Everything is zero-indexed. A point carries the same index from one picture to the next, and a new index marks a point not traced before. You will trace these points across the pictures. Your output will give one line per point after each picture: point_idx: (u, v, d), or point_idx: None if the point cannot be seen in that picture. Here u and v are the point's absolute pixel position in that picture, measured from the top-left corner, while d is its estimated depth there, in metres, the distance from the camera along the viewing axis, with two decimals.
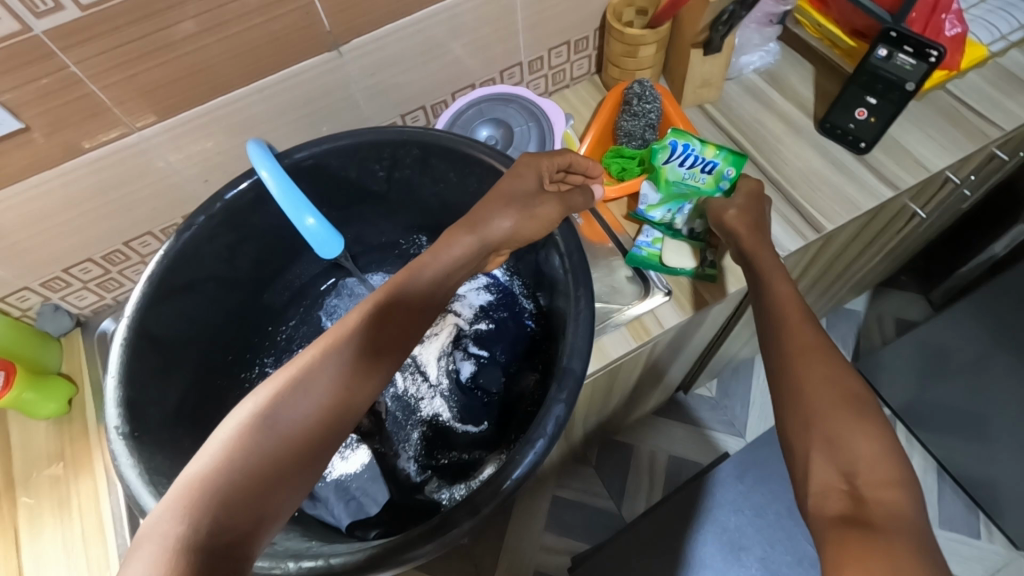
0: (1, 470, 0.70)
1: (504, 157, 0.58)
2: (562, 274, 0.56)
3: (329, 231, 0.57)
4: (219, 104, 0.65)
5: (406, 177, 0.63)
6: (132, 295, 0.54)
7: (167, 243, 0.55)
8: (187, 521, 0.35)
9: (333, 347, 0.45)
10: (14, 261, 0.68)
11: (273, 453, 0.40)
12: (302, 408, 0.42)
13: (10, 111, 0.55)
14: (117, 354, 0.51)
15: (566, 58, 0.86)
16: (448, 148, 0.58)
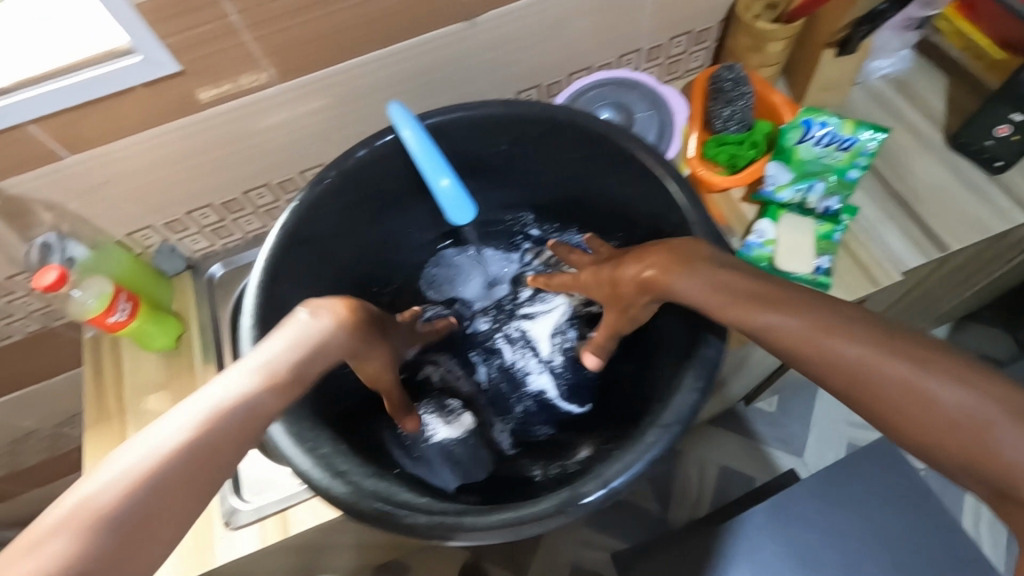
0: (116, 394, 0.75)
1: (637, 139, 0.56)
2: None
3: (464, 195, 0.58)
4: (352, 66, 0.66)
5: (528, 152, 0.63)
6: (265, 243, 0.55)
7: (300, 195, 0.56)
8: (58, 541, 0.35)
9: (261, 376, 0.46)
10: (145, 200, 0.71)
11: (162, 487, 0.39)
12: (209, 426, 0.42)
13: (170, 55, 0.57)
14: (253, 297, 0.54)
15: (684, 48, 0.84)
16: (580, 128, 0.57)
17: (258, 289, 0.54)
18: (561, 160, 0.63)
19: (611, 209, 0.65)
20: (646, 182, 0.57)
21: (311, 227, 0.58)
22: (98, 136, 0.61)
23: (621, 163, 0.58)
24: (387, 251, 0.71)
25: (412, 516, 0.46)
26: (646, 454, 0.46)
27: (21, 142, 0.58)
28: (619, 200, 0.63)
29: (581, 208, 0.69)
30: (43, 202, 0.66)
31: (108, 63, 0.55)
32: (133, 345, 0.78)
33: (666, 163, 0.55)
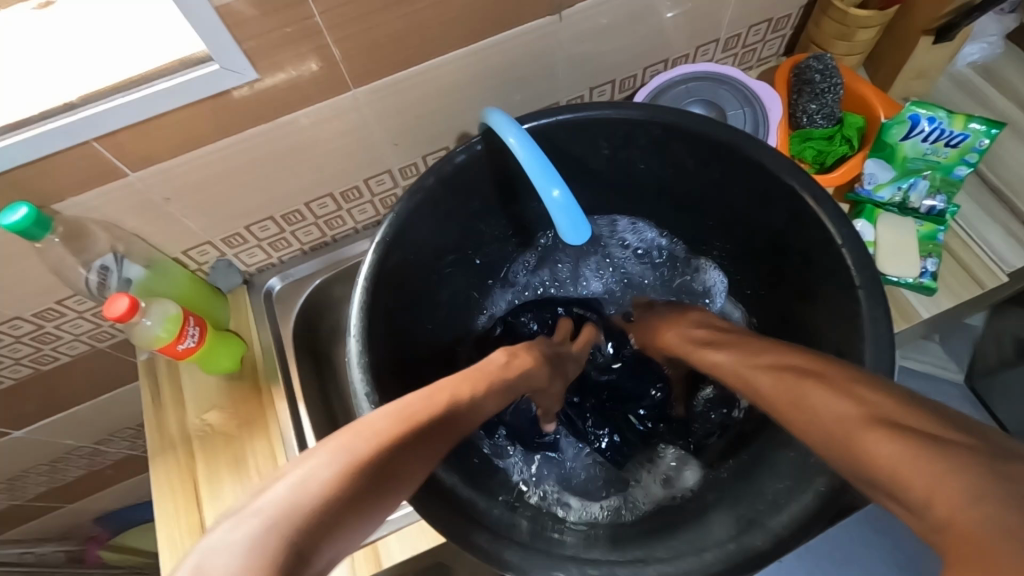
0: (180, 421, 0.72)
1: (765, 146, 0.53)
2: (819, 275, 0.53)
3: (574, 208, 0.53)
4: (431, 66, 0.61)
5: (634, 157, 0.60)
6: (363, 261, 0.53)
7: (397, 205, 0.53)
8: (274, 534, 0.33)
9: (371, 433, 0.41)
10: (206, 216, 0.66)
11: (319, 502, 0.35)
12: (315, 496, 0.35)
13: (248, 59, 0.52)
14: (356, 317, 0.51)
15: (761, 37, 0.79)
16: (696, 134, 0.54)
17: (360, 306, 0.51)
18: (666, 166, 0.60)
19: (724, 215, 0.62)
20: (765, 184, 0.54)
21: (409, 237, 0.56)
22: (166, 150, 0.56)
23: (736, 170, 0.55)
24: (484, 254, 0.68)
25: (563, 570, 0.43)
26: (810, 498, 0.44)
27: (85, 159, 0.53)
28: (737, 208, 0.59)
29: (688, 213, 0.65)
30: (100, 221, 0.61)
31: (184, 71, 0.51)
32: (194, 369, 0.74)
33: (798, 172, 0.52)
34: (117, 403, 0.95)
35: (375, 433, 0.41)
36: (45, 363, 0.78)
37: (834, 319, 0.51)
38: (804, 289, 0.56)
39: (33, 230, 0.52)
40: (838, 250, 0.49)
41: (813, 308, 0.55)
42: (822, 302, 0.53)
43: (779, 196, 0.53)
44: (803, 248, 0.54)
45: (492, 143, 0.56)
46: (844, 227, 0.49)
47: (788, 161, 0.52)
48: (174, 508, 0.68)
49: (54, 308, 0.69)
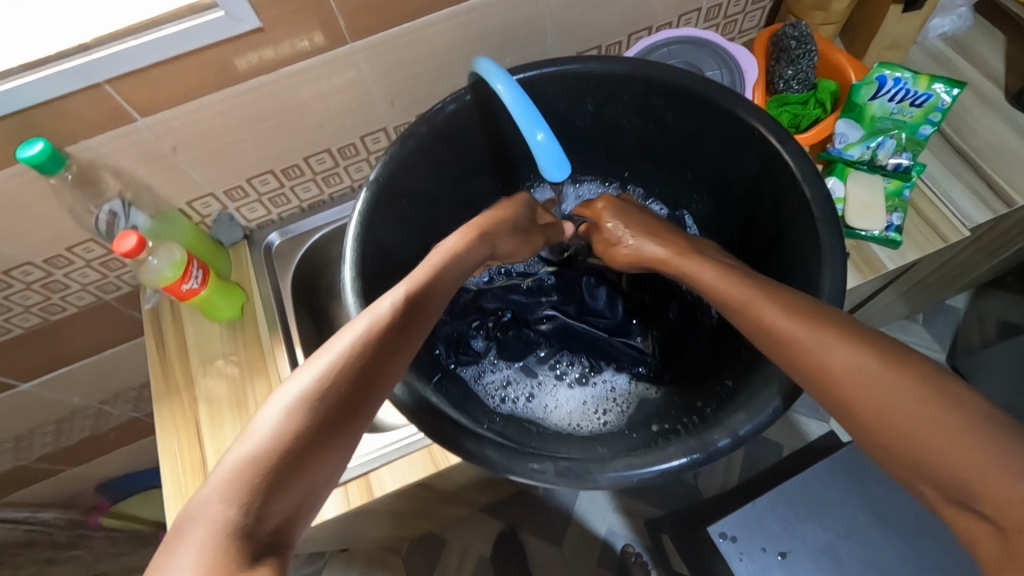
0: (182, 364, 0.75)
1: (735, 95, 0.56)
2: (787, 218, 0.56)
3: (558, 152, 0.56)
4: (425, 24, 0.65)
5: (614, 111, 0.64)
6: (357, 201, 0.56)
7: (391, 148, 0.57)
8: (234, 507, 0.35)
9: (316, 372, 0.40)
10: (210, 167, 0.70)
11: (284, 453, 0.37)
12: (300, 413, 0.38)
13: (252, 8, 0.55)
14: (352, 248, 0.54)
15: (742, 8, 0.83)
16: (670, 85, 0.58)
17: (355, 242, 0.55)
18: (646, 119, 0.64)
19: (701, 167, 0.65)
20: (735, 132, 0.58)
21: (403, 180, 0.59)
22: (172, 96, 0.60)
23: (709, 119, 0.59)
24: (472, 205, 0.72)
25: (537, 463, 0.47)
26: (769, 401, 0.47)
27: (97, 103, 0.57)
28: (712, 159, 0.63)
29: (667, 167, 0.69)
30: (111, 167, 0.64)
31: (193, 19, 0.54)
32: (196, 315, 0.77)
33: (765, 119, 0.55)
34: (122, 361, 0.99)
35: (354, 341, 0.42)
36: (54, 313, 0.82)
37: (797, 254, 0.55)
38: (770, 232, 0.59)
39: (48, 166, 0.54)
40: (801, 189, 0.53)
41: (779, 247, 0.58)
42: (789, 245, 0.56)
43: (749, 143, 0.57)
44: (770, 191, 0.58)
45: (482, 96, 0.60)
46: (806, 166, 0.53)
47: (755, 107, 0.55)
48: (176, 444, 0.71)
49: (64, 255, 0.72)
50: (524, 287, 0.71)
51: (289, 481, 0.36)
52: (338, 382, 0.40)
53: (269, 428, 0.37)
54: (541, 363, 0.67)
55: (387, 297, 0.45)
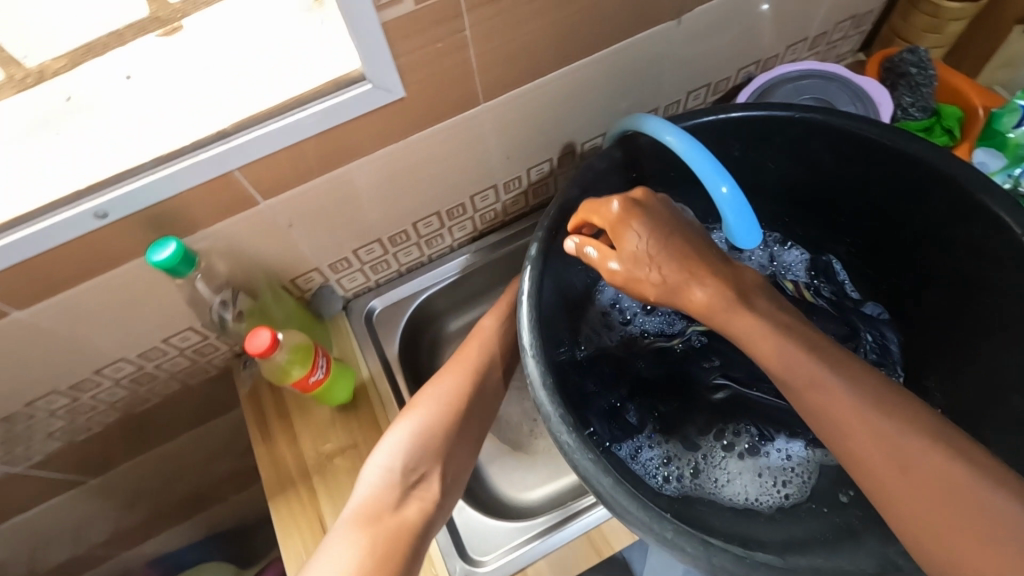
0: (296, 456, 0.69)
1: (915, 137, 0.52)
2: (992, 270, 0.51)
3: (741, 201, 0.51)
4: (553, 77, 0.60)
5: (764, 157, 0.60)
6: (522, 279, 0.52)
7: (547, 217, 0.53)
8: (387, 480, 0.58)
9: (438, 401, 0.63)
10: (319, 241, 0.64)
11: (420, 451, 0.60)
12: (423, 429, 0.61)
13: (397, 75, 0.50)
14: (527, 333, 0.50)
15: (844, 34, 0.79)
16: (837, 129, 0.54)
17: (529, 326, 0.50)
18: (800, 163, 0.60)
19: (860, 209, 0.61)
20: (915, 177, 0.54)
21: (561, 246, 0.55)
22: (298, 175, 0.54)
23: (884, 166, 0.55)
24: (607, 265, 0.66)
25: None
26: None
27: (223, 189, 0.51)
28: (877, 201, 0.59)
29: (812, 210, 0.65)
30: (223, 252, 0.58)
31: (338, 93, 0.49)
32: (304, 400, 0.71)
33: (956, 160, 0.51)
34: (195, 441, 0.92)
35: (464, 369, 0.65)
36: (137, 404, 0.75)
37: (1014, 307, 0.50)
38: (961, 283, 0.55)
39: (181, 268, 0.49)
40: (1016, 237, 0.48)
41: (979, 296, 0.53)
42: (995, 296, 0.52)
43: (932, 186, 0.53)
44: (963, 238, 0.53)
45: (632, 150, 0.57)
46: (1021, 215, 0.48)
47: (938, 148, 0.52)
48: (302, 546, 0.64)
49: (159, 346, 0.66)
50: (676, 353, 0.67)
51: (393, 539, 0.55)
52: (454, 400, 0.63)
53: (406, 437, 0.60)
54: (705, 433, 0.62)
55: (482, 328, 0.68)
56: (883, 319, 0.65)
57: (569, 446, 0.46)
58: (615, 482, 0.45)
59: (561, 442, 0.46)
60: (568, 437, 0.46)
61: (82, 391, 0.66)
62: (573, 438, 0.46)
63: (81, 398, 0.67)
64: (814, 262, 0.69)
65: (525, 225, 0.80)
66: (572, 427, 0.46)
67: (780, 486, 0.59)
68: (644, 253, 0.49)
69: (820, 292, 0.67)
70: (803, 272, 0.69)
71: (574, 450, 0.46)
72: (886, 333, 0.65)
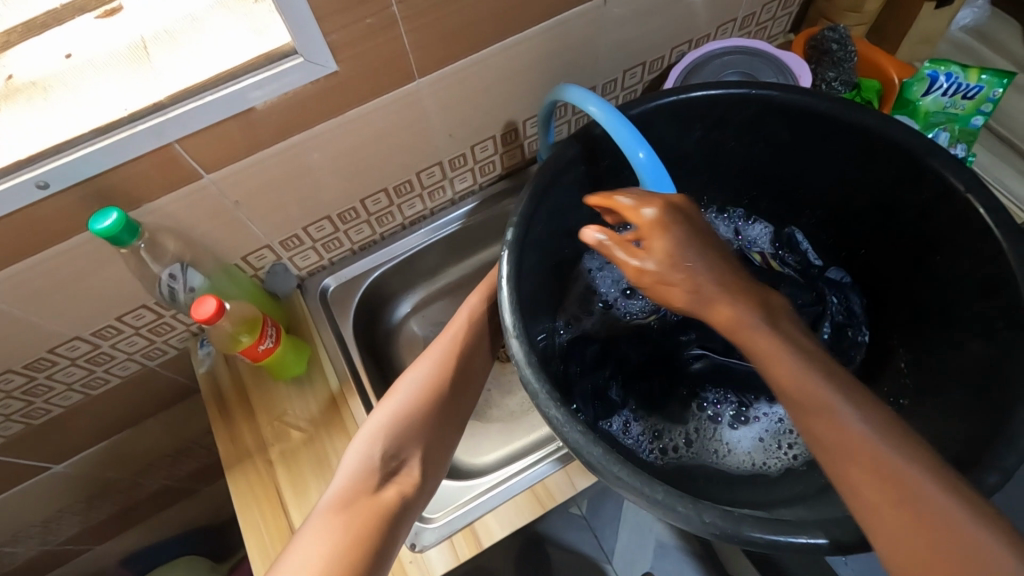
0: (252, 429, 0.71)
1: (863, 107, 0.53)
2: (945, 232, 0.52)
3: (658, 166, 0.54)
4: (487, 55, 0.63)
5: (724, 136, 0.61)
6: (499, 264, 0.52)
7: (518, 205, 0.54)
8: (361, 467, 0.57)
9: (412, 390, 0.62)
10: (269, 217, 0.66)
11: (396, 437, 0.59)
12: (395, 417, 0.60)
13: (330, 50, 0.53)
14: (507, 313, 0.49)
15: (773, 15, 0.84)
16: (794, 105, 0.55)
17: (510, 307, 0.50)
18: (762, 143, 0.60)
19: (820, 182, 0.62)
20: (869, 148, 0.54)
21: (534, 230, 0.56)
22: (239, 149, 0.57)
23: (839, 139, 0.56)
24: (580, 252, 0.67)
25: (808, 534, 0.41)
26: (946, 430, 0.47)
27: (165, 162, 0.53)
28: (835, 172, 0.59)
29: (772, 187, 0.66)
30: (171, 227, 0.60)
31: (272, 67, 0.51)
32: (261, 376, 0.73)
33: (907, 127, 0.52)
34: (158, 428, 0.93)
35: (446, 354, 0.65)
36: (96, 386, 0.76)
37: (962, 262, 0.51)
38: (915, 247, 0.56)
39: (123, 237, 0.51)
40: (963, 197, 0.49)
41: (934, 258, 0.55)
42: (944, 253, 0.53)
43: (886, 154, 0.54)
44: (915, 202, 0.54)
45: (590, 132, 0.57)
46: (966, 175, 0.49)
47: (894, 120, 0.52)
48: (259, 515, 0.66)
49: (113, 325, 0.67)
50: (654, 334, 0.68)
51: (373, 523, 0.54)
52: (432, 388, 0.62)
53: (381, 425, 0.60)
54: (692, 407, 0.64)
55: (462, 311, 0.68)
56: (847, 283, 0.65)
57: (558, 420, 0.46)
58: (606, 452, 0.44)
59: (550, 414, 0.46)
60: (557, 414, 0.46)
61: (38, 370, 0.67)
62: (563, 413, 0.45)
63: (38, 378, 0.69)
64: (777, 234, 0.69)
65: (475, 202, 0.83)
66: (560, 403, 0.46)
67: (781, 449, 0.61)
68: (656, 273, 0.46)
69: (784, 262, 0.68)
70: (768, 245, 0.69)
71: (564, 425, 0.45)
72: (851, 298, 0.64)
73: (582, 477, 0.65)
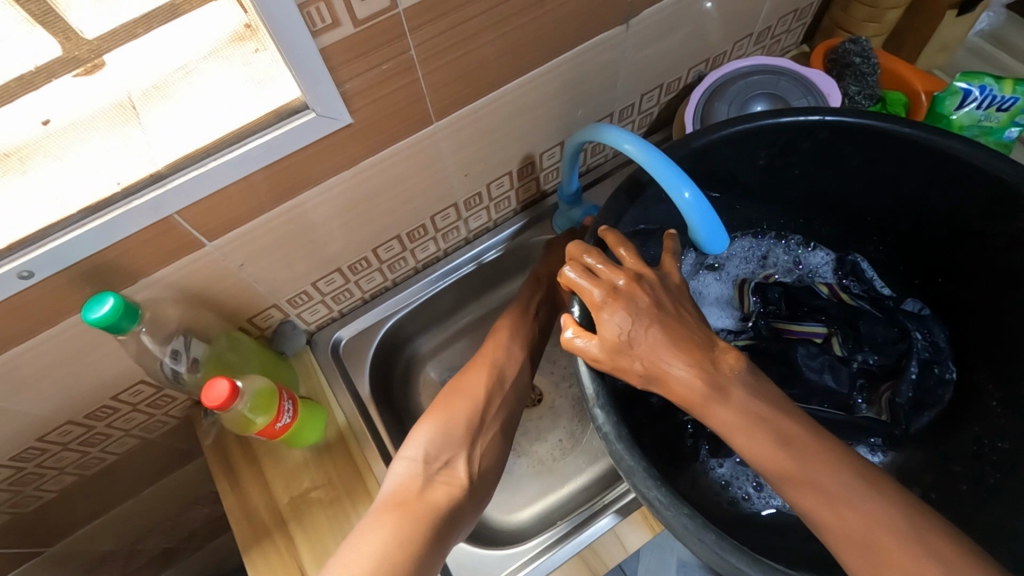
0: (268, 505, 0.65)
1: (947, 132, 0.51)
2: None
3: (705, 206, 0.50)
4: (507, 91, 0.59)
5: (790, 163, 0.60)
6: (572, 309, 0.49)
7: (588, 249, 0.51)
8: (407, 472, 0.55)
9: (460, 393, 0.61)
10: (276, 277, 0.61)
11: (445, 438, 0.58)
12: (440, 422, 0.59)
13: (343, 101, 0.48)
14: (587, 377, 0.47)
15: (787, 27, 0.80)
16: (870, 131, 0.53)
17: (590, 374, 0.47)
18: (827, 169, 0.59)
19: (888, 204, 0.60)
20: (953, 174, 0.53)
21: None
22: (244, 213, 0.51)
23: (916, 164, 0.54)
24: None
25: None
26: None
27: (162, 235, 0.48)
28: (905, 195, 0.58)
29: (829, 212, 0.65)
30: (171, 299, 0.55)
31: (281, 125, 0.47)
32: (273, 446, 0.67)
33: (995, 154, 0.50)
34: (158, 495, 0.86)
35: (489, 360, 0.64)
36: (90, 466, 0.70)
37: None
38: (1001, 273, 0.54)
39: (121, 324, 0.46)
40: None
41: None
42: None
43: (969, 180, 0.52)
44: (1004, 231, 0.52)
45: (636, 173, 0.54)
46: None
47: (982, 145, 0.50)
48: None
49: (108, 404, 0.61)
50: None
51: (426, 525, 0.51)
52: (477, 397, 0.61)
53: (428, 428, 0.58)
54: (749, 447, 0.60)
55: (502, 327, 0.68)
56: (927, 315, 0.63)
57: (656, 501, 0.42)
58: (719, 537, 0.41)
59: (641, 489, 0.42)
60: (654, 492, 0.42)
61: (26, 460, 0.61)
62: (657, 490, 0.42)
63: (27, 467, 0.62)
64: (840, 262, 0.67)
65: (492, 239, 0.78)
66: (654, 478, 0.42)
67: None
68: (617, 338, 0.44)
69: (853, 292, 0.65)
70: (831, 273, 0.68)
71: (665, 505, 0.42)
72: (933, 330, 0.62)
73: (633, 536, 0.60)
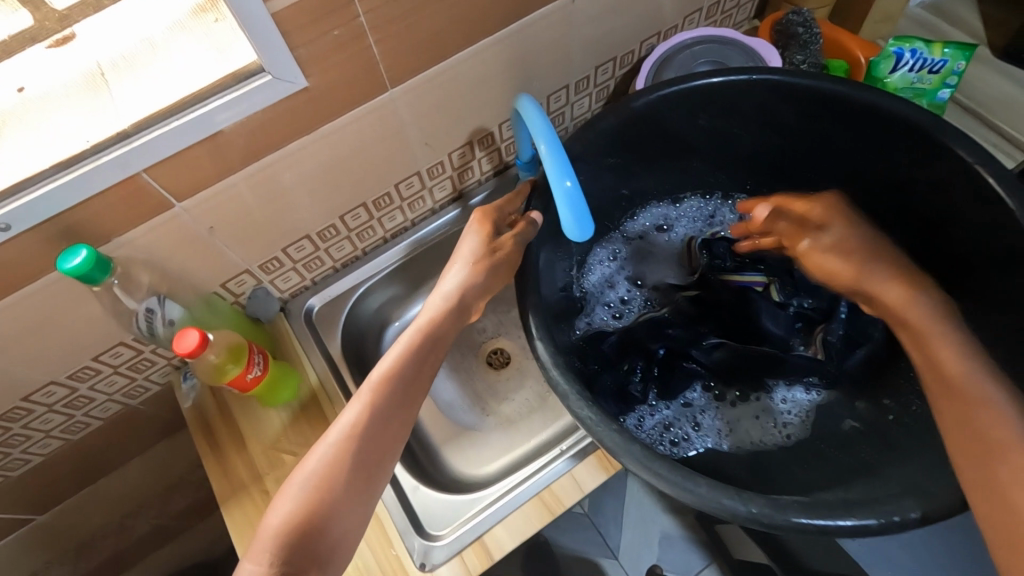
0: (245, 462, 0.68)
1: (869, 87, 0.55)
2: (960, 201, 0.54)
3: (581, 206, 0.52)
4: (460, 60, 0.62)
5: (731, 124, 0.63)
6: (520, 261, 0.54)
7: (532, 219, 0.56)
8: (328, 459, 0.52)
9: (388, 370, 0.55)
10: (246, 242, 0.64)
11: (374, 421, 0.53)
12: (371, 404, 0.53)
13: (298, 66, 0.51)
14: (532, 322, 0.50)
15: (736, 2, 0.84)
16: (799, 89, 0.57)
17: (533, 314, 0.50)
18: (765, 128, 0.63)
19: (823, 159, 0.64)
20: (877, 126, 0.56)
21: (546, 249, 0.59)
22: (210, 175, 0.55)
23: (841, 120, 0.58)
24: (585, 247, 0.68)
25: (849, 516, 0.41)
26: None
27: (132, 194, 0.51)
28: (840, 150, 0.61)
29: (769, 172, 0.69)
30: (145, 260, 0.58)
31: (239, 87, 0.50)
32: (246, 408, 0.71)
33: (914, 106, 0.54)
34: (145, 468, 0.89)
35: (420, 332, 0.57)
36: (75, 431, 0.73)
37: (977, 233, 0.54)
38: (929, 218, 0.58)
39: (94, 274, 0.49)
40: (975, 172, 0.51)
41: (950, 230, 0.57)
42: (960, 225, 0.55)
43: (892, 132, 0.56)
44: (926, 177, 0.56)
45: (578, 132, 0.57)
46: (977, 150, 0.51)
47: (902, 98, 0.54)
48: None
49: (89, 366, 0.65)
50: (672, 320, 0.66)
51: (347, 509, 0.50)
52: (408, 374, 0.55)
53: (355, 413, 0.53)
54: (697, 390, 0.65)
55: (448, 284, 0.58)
56: None
57: (588, 420, 0.45)
58: (643, 449, 0.44)
59: (572, 408, 0.46)
60: (586, 412, 0.46)
61: (13, 420, 0.64)
62: (588, 410, 0.45)
63: (14, 428, 0.66)
64: None
65: (457, 209, 0.82)
66: (586, 401, 0.46)
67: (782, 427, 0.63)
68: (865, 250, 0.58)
69: None
70: None
71: (596, 423, 0.45)
72: None
73: (590, 478, 0.64)
